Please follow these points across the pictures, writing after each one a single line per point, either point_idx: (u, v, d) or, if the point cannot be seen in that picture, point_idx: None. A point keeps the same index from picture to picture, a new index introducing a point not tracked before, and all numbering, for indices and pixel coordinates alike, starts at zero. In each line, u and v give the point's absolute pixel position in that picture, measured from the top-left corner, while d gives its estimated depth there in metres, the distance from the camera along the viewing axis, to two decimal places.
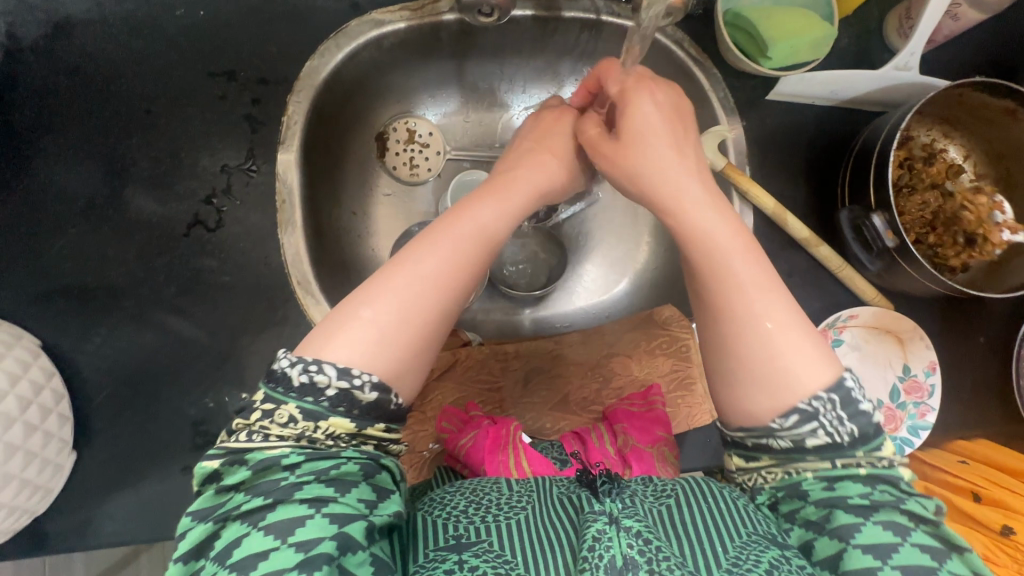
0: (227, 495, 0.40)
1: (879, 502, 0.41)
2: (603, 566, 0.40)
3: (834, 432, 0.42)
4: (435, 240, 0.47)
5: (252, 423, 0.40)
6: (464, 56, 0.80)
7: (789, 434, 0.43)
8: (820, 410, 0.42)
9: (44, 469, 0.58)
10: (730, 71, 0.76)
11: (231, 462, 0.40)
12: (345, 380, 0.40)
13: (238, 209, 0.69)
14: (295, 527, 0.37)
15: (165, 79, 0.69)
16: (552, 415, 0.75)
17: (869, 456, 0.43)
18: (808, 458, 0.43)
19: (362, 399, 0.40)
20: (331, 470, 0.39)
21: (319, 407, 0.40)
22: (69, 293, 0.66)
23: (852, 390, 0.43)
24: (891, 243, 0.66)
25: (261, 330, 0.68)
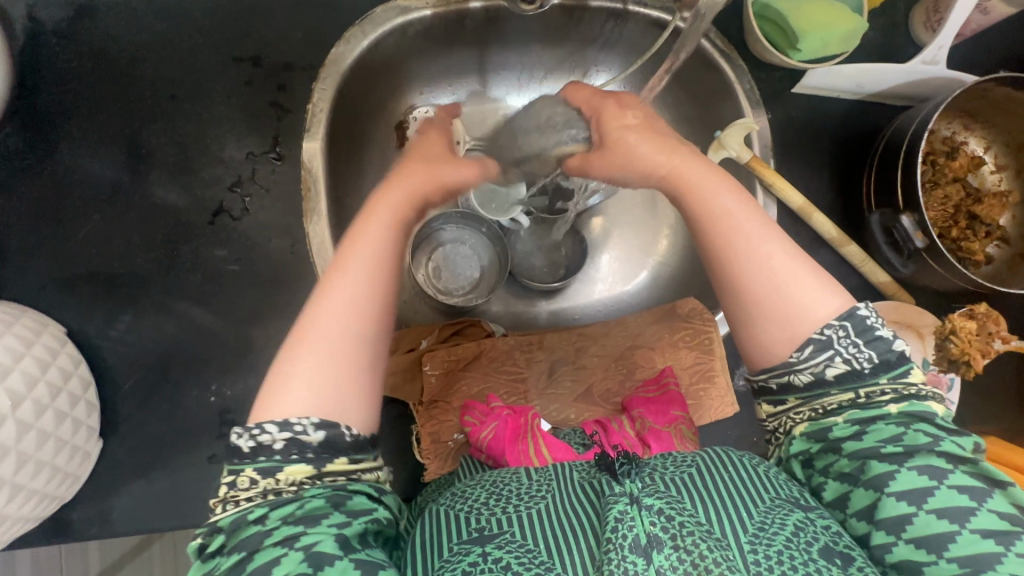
0: (213, 561, 0.40)
1: (912, 447, 0.42)
2: (627, 546, 0.40)
3: (852, 359, 0.44)
4: (325, 298, 0.46)
5: (223, 493, 0.41)
6: (488, 44, 0.80)
7: (809, 368, 0.45)
8: (835, 338, 0.44)
9: (74, 456, 0.58)
10: (757, 63, 0.76)
11: (211, 531, 0.40)
12: (286, 432, 0.40)
13: (264, 196, 0.69)
14: (272, 567, 0.37)
15: (189, 64, 0.68)
16: (576, 405, 0.75)
17: (894, 383, 0.44)
18: (832, 391, 0.45)
19: (308, 441, 0.40)
20: (292, 511, 0.39)
21: (273, 463, 0.40)
22: (93, 280, 0.66)
23: (867, 319, 0.45)
24: (921, 244, 0.66)
25: (287, 319, 0.68)
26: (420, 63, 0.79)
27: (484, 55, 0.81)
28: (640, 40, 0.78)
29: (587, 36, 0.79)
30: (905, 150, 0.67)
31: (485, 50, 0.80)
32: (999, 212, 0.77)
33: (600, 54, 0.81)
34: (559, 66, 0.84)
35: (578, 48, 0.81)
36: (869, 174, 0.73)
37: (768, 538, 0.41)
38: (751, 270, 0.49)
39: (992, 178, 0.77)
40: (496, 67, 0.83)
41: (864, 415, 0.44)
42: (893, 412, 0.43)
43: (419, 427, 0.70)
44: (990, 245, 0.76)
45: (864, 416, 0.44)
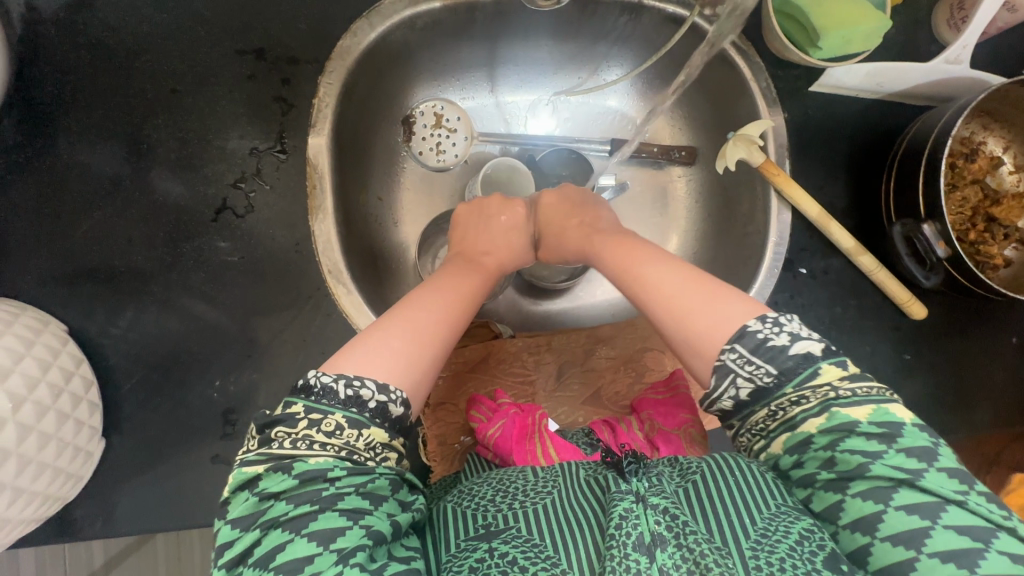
0: (268, 502, 0.41)
1: (847, 473, 0.41)
2: (630, 543, 0.40)
3: (752, 377, 0.45)
4: (393, 342, 0.49)
5: (298, 431, 0.42)
6: (498, 38, 0.78)
7: (724, 395, 0.47)
8: (729, 361, 0.46)
9: (76, 457, 0.57)
10: (773, 60, 0.74)
11: (274, 468, 0.41)
12: (383, 394, 0.44)
13: (268, 193, 0.67)
14: (337, 535, 0.39)
15: (193, 57, 0.66)
16: (585, 409, 0.74)
17: (802, 392, 0.44)
18: (755, 411, 0.46)
19: (392, 413, 0.44)
20: (365, 483, 0.41)
21: (362, 417, 0.43)
22: (97, 276, 0.64)
23: (761, 339, 0.45)
24: (943, 254, 0.64)
25: (292, 318, 0.67)
26: (428, 57, 0.77)
27: (493, 50, 0.80)
28: (655, 35, 0.76)
29: (599, 31, 0.77)
30: (926, 153, 0.65)
31: (494, 44, 0.79)
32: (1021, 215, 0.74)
33: (612, 49, 0.79)
34: (569, 62, 0.82)
35: (589, 43, 0.79)
36: (888, 180, 0.72)
37: (770, 544, 0.41)
38: (669, 299, 0.54)
39: (1012, 178, 0.76)
40: (505, 63, 0.82)
41: (794, 441, 0.44)
42: (814, 432, 0.43)
43: (426, 430, 0.71)
44: (1009, 248, 0.74)
45: (794, 443, 0.44)
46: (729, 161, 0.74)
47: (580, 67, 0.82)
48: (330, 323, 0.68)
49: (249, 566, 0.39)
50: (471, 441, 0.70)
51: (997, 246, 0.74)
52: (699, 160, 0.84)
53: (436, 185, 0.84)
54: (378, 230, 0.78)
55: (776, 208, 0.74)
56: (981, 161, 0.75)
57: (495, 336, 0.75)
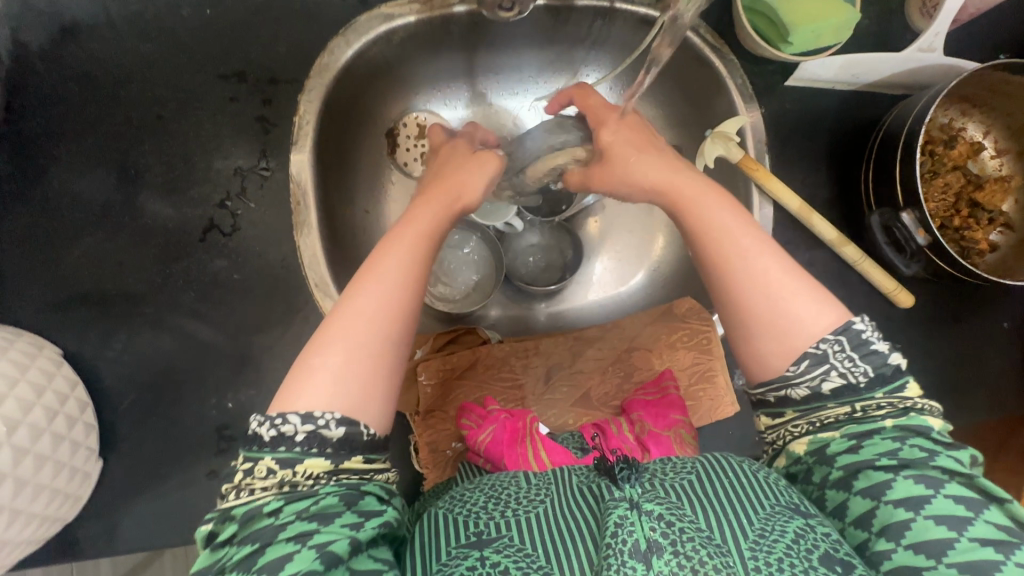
0: (223, 550, 0.40)
1: (907, 460, 0.42)
2: (627, 551, 0.40)
3: (847, 372, 0.45)
4: (337, 324, 0.45)
5: (237, 482, 0.41)
6: (476, 48, 0.79)
7: (806, 381, 0.46)
8: (830, 352, 0.45)
9: (73, 478, 0.58)
10: (748, 57, 0.74)
11: (222, 520, 0.41)
12: (309, 424, 0.41)
13: (254, 211, 0.69)
14: (284, 563, 0.38)
15: (175, 82, 0.68)
16: (574, 411, 0.74)
17: (891, 397, 0.45)
18: (830, 406, 0.45)
19: (329, 438, 0.41)
20: (307, 507, 0.40)
21: (291, 455, 0.41)
22: (89, 301, 0.66)
23: (862, 332, 0.45)
24: (923, 242, 0.65)
25: (283, 333, 0.68)
26: (408, 69, 0.78)
27: (470, 59, 0.80)
28: (629, 38, 0.77)
29: (574, 36, 0.78)
30: (903, 138, 0.66)
31: (472, 55, 0.80)
32: (1003, 198, 0.75)
33: (589, 54, 0.80)
34: (547, 67, 0.83)
35: (565, 49, 0.80)
36: (868, 169, 0.72)
37: (768, 544, 0.41)
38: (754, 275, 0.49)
39: (993, 163, 0.76)
40: (483, 70, 0.82)
41: (860, 428, 0.44)
42: (887, 426, 0.44)
43: (416, 438, 0.71)
44: (994, 232, 0.74)
45: (861, 431, 0.44)
46: (707, 159, 0.76)
47: (559, 70, 0.83)
48: None
49: None
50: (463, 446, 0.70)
51: (982, 231, 0.74)
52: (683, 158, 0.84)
53: None
54: (365, 242, 0.80)
55: (758, 202, 0.74)
56: (961, 146, 0.75)
57: (483, 343, 0.76)
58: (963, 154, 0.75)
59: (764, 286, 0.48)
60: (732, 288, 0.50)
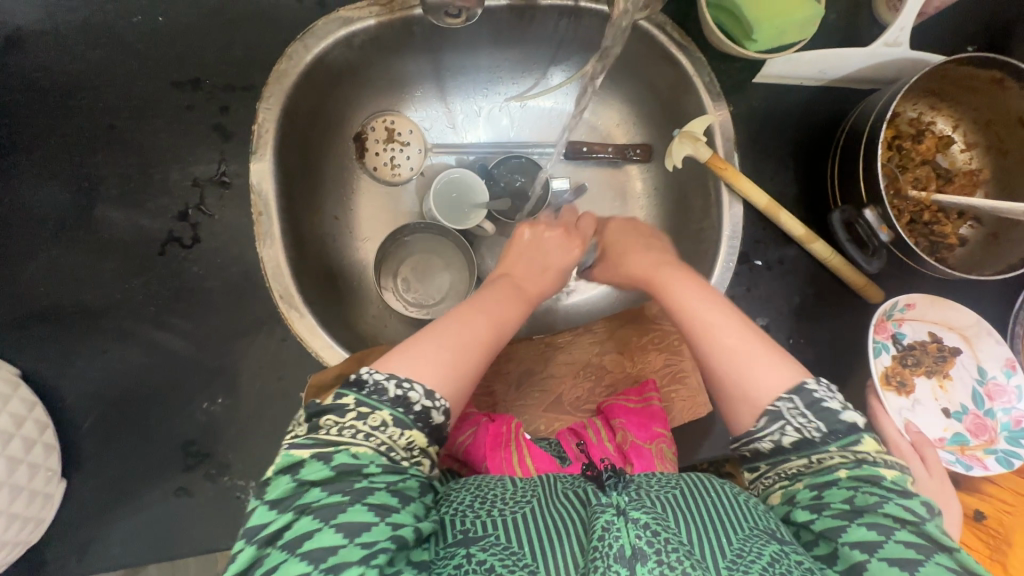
0: (304, 488, 0.43)
1: (862, 508, 0.43)
2: (613, 556, 0.39)
3: (802, 428, 0.47)
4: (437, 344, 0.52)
5: (345, 421, 0.45)
6: (440, 50, 0.78)
7: (767, 436, 0.48)
8: (784, 410, 0.47)
9: (34, 500, 0.58)
10: (714, 54, 0.74)
11: (316, 456, 0.43)
12: (429, 401, 0.47)
13: (215, 223, 0.68)
14: (362, 529, 0.41)
15: (129, 92, 0.66)
16: (546, 416, 0.73)
17: (844, 450, 0.45)
18: (792, 458, 0.47)
19: (434, 420, 0.48)
20: (395, 482, 0.44)
21: (405, 418, 0.46)
22: (46, 318, 0.64)
23: (816, 394, 0.47)
24: (886, 238, 0.65)
25: (247, 345, 0.67)
26: (373, 74, 0.77)
27: (436, 61, 0.79)
28: (595, 37, 0.76)
29: (539, 37, 0.77)
30: (866, 134, 0.65)
31: (437, 57, 0.79)
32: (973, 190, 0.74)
33: (556, 53, 0.80)
34: (513, 68, 0.82)
35: (531, 49, 0.79)
36: (833, 165, 0.72)
37: (745, 564, 0.41)
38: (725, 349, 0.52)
39: (963, 157, 0.75)
40: (450, 72, 0.81)
41: (821, 479, 0.45)
42: (842, 476, 0.45)
43: None
44: (964, 226, 0.73)
45: (819, 481, 0.45)
46: (675, 160, 0.75)
47: (525, 71, 0.82)
48: (286, 347, 0.68)
49: (276, 548, 0.40)
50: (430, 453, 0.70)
51: (952, 225, 0.73)
52: (654, 157, 0.83)
53: (392, 199, 0.84)
54: (334, 249, 0.78)
55: (728, 202, 0.74)
56: (929, 140, 0.74)
57: None
58: (932, 148, 0.74)
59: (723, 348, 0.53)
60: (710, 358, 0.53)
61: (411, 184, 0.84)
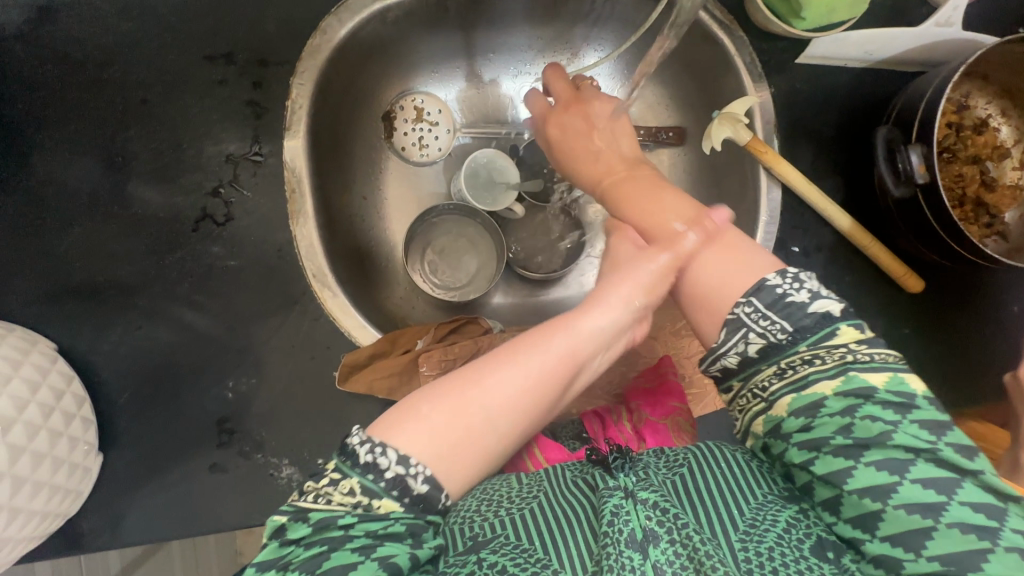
0: (288, 549, 0.39)
1: (866, 439, 0.41)
2: (624, 540, 0.40)
3: (766, 332, 0.45)
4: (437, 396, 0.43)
5: (319, 487, 0.40)
6: (473, 26, 0.76)
7: (731, 350, 0.47)
8: (744, 316, 0.46)
9: (73, 472, 0.58)
10: (757, 34, 0.72)
11: (295, 518, 0.40)
12: (401, 467, 0.40)
13: (248, 200, 0.67)
14: (349, 571, 0.37)
15: (162, 65, 0.65)
16: (579, 399, 0.72)
17: (815, 347, 0.44)
18: (760, 367, 0.46)
19: (413, 489, 0.40)
20: (379, 529, 0.39)
21: (376, 487, 0.40)
22: (81, 294, 0.64)
23: (777, 289, 0.45)
24: (923, 179, 0.62)
25: (280, 324, 0.67)
26: (406, 51, 0.76)
27: (468, 38, 0.78)
28: (633, 13, 0.74)
29: (575, 13, 0.75)
30: (921, 116, 0.63)
31: (470, 33, 0.77)
32: (1010, 204, 0.71)
33: (591, 31, 0.78)
34: (547, 46, 0.80)
35: (566, 26, 0.77)
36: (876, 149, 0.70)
37: (759, 534, 0.42)
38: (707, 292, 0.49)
39: (1013, 174, 0.72)
40: (482, 50, 0.80)
41: (804, 404, 0.43)
42: (830, 395, 0.42)
43: None
44: (989, 239, 0.71)
45: (804, 405, 0.43)
46: (714, 142, 0.73)
47: (558, 49, 0.80)
48: (319, 327, 0.68)
49: None
50: None
51: (975, 228, 0.71)
52: (688, 140, 0.81)
53: (421, 180, 0.82)
54: (363, 230, 0.77)
55: (766, 186, 0.72)
56: (988, 135, 0.71)
57: (485, 332, 0.74)
58: (987, 145, 0.71)
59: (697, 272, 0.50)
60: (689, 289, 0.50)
61: (440, 164, 0.83)
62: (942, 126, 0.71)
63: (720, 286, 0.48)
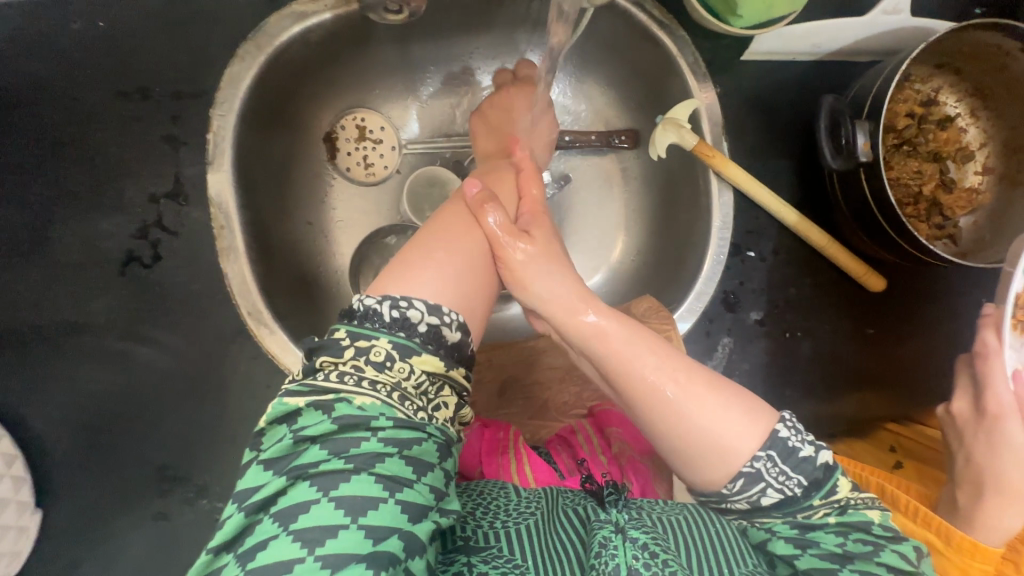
0: (305, 446, 0.38)
1: (854, 554, 0.39)
2: (606, 574, 0.37)
3: (783, 487, 0.40)
4: (432, 268, 0.45)
5: (345, 363, 0.40)
6: (407, 41, 0.73)
7: (744, 497, 0.41)
8: (763, 470, 0.40)
9: (5, 535, 0.59)
10: (699, 34, 0.69)
11: (316, 407, 0.39)
12: (435, 317, 0.42)
13: (177, 241, 0.65)
14: (366, 510, 0.35)
15: (75, 103, 0.62)
16: (530, 424, 0.70)
17: (828, 502, 0.40)
18: (770, 514, 0.41)
19: (449, 337, 0.42)
20: (409, 445, 0.38)
21: (410, 343, 0.41)
22: (5, 347, 0.62)
23: (788, 441, 0.41)
24: (865, 156, 0.58)
25: (220, 363, 0.66)
26: (341, 70, 0.73)
27: (403, 52, 0.74)
28: None
29: (513, 19, 0.73)
30: (869, 108, 0.60)
31: (405, 48, 0.74)
32: (965, 207, 0.68)
33: (531, 38, 0.75)
34: (487, 56, 0.77)
35: (504, 34, 0.74)
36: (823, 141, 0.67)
37: None
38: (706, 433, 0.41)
39: (975, 178, 0.69)
40: (419, 63, 0.77)
41: (806, 521, 0.40)
42: (830, 521, 0.40)
43: None
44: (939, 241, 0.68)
45: (805, 521, 0.40)
46: (660, 147, 0.71)
47: (499, 59, 0.78)
48: (259, 364, 0.66)
49: (270, 514, 0.35)
50: None
51: (926, 227, 0.68)
52: (642, 143, 0.77)
53: (367, 202, 0.80)
54: (306, 259, 0.75)
55: (716, 189, 0.69)
56: (952, 132, 0.69)
57: None
58: (950, 142, 0.69)
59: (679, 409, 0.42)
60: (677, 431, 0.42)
61: (386, 184, 0.80)
62: (905, 117, 0.68)
63: (728, 431, 0.41)
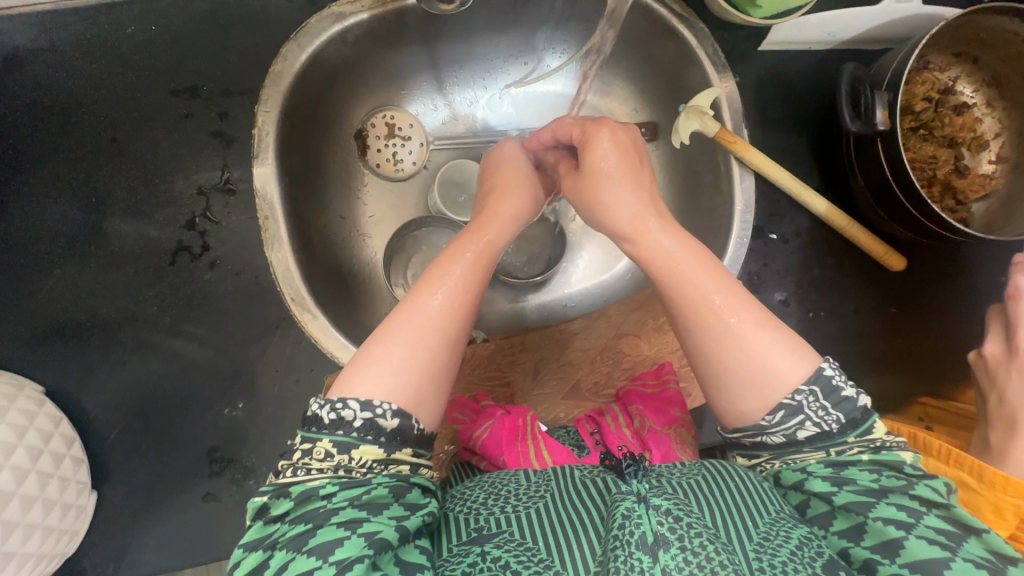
0: (274, 526, 0.40)
1: (889, 487, 0.41)
2: (634, 542, 0.36)
3: (821, 421, 0.42)
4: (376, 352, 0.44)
5: (295, 460, 0.41)
6: (436, 40, 0.76)
7: (780, 430, 0.43)
8: (804, 403, 0.42)
9: (67, 512, 0.59)
10: (718, 25, 0.71)
11: (278, 495, 0.40)
12: (368, 411, 0.41)
13: (223, 230, 0.67)
14: (334, 548, 0.37)
15: (131, 103, 0.66)
16: (564, 404, 0.74)
17: (863, 439, 0.42)
18: (803, 449, 0.43)
19: (385, 426, 0.41)
20: (360, 495, 0.39)
21: (349, 438, 0.41)
22: (66, 334, 0.65)
23: (833, 378, 0.43)
24: (883, 124, 0.61)
25: (264, 348, 0.68)
26: (374, 68, 0.76)
27: (432, 51, 0.78)
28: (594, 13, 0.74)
29: (538, 18, 0.75)
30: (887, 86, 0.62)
31: (434, 47, 0.77)
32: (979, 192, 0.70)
33: (554, 35, 0.78)
34: (511, 53, 0.80)
35: (528, 33, 0.77)
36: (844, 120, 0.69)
37: (772, 547, 0.39)
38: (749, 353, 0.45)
39: (988, 166, 0.71)
40: (446, 62, 0.80)
41: (836, 459, 0.42)
42: (863, 458, 0.42)
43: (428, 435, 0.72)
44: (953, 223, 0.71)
45: (838, 460, 0.42)
46: (683, 135, 0.73)
47: (523, 56, 0.81)
48: (302, 348, 0.68)
49: None
50: (453, 450, 0.70)
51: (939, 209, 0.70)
52: (660, 134, 0.81)
53: (397, 195, 0.83)
54: (342, 249, 0.78)
55: (739, 175, 0.71)
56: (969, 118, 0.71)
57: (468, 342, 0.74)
58: (966, 128, 0.71)
59: (734, 333, 0.45)
60: (722, 356, 0.46)
61: (415, 179, 0.83)
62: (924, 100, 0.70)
63: (774, 362, 0.44)
